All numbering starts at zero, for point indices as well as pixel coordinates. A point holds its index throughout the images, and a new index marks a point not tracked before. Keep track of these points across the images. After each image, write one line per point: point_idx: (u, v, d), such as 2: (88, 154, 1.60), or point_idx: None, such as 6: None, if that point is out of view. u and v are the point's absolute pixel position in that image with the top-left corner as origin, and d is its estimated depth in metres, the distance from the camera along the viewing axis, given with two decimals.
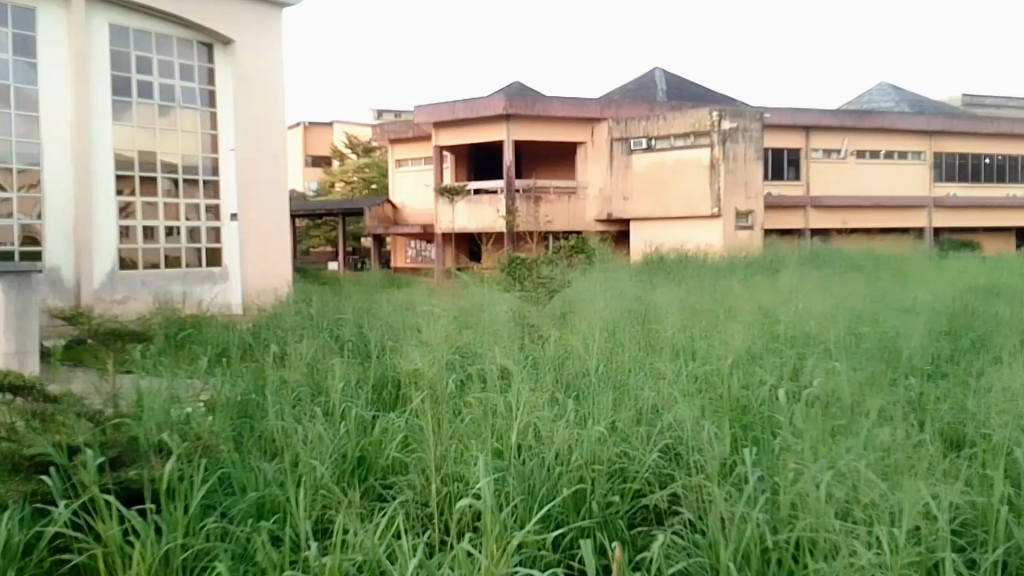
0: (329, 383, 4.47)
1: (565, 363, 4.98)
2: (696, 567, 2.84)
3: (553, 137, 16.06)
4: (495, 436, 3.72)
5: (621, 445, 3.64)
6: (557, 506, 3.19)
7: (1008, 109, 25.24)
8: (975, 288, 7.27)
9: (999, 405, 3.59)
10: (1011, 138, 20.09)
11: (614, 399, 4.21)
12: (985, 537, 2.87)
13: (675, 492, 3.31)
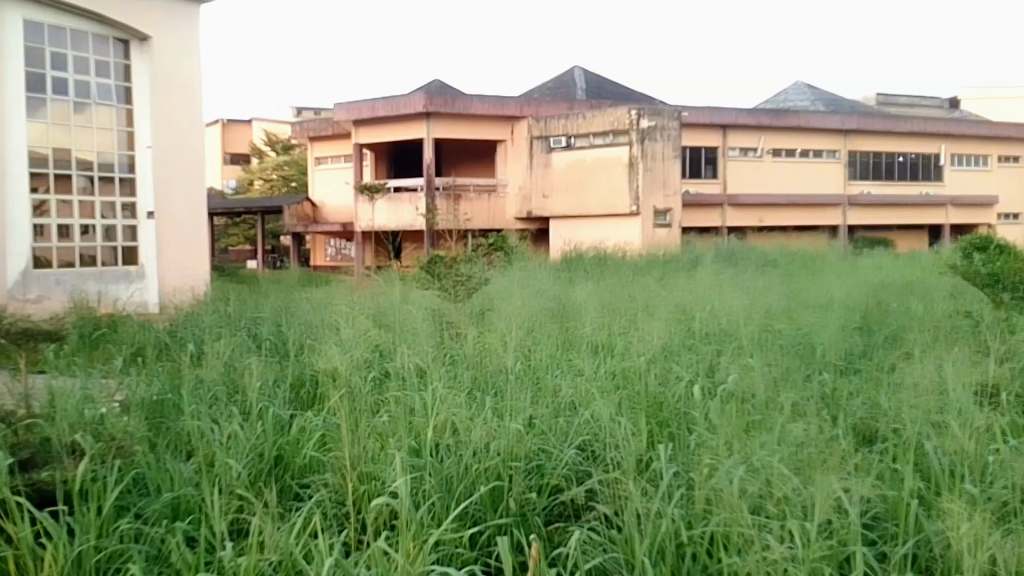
0: (246, 382, 4.33)
1: (484, 361, 4.91)
2: (613, 563, 2.81)
3: (474, 134, 15.95)
4: (412, 433, 3.64)
5: (539, 440, 3.58)
6: (475, 503, 3.13)
7: (918, 108, 25.91)
8: (888, 284, 7.41)
9: (907, 397, 3.62)
10: (923, 138, 20.55)
11: (533, 396, 4.16)
12: (895, 529, 2.88)
13: (592, 487, 3.27)
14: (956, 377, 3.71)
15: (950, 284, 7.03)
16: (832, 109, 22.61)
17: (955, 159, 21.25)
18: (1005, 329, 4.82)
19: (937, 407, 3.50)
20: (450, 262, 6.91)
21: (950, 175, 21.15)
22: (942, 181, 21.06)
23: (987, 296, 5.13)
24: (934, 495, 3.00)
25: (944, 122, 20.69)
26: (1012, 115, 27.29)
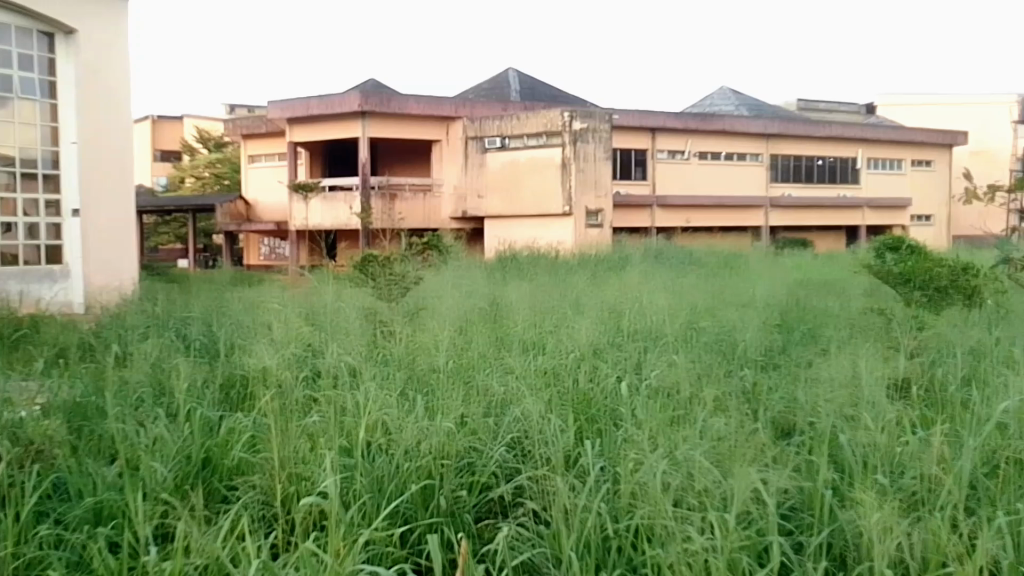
0: (173, 383, 4.28)
1: (415, 360, 4.92)
2: (541, 558, 2.86)
3: (409, 134, 15.84)
4: (342, 433, 3.64)
5: (469, 439, 3.61)
6: (406, 501, 3.15)
7: (838, 114, 26.61)
8: (806, 283, 7.63)
9: (823, 392, 3.72)
10: (839, 142, 21.14)
11: (464, 393, 4.19)
12: (811, 520, 2.97)
13: (520, 484, 3.31)
14: (869, 372, 3.83)
15: (868, 282, 7.25)
16: (757, 114, 23.08)
17: (871, 163, 21.87)
18: (915, 325, 5.00)
19: (851, 399, 3.61)
20: (385, 258, 6.92)
21: (866, 178, 21.77)
22: (857, 184, 21.70)
23: (900, 295, 5.31)
24: (847, 481, 3.09)
25: (861, 128, 21.27)
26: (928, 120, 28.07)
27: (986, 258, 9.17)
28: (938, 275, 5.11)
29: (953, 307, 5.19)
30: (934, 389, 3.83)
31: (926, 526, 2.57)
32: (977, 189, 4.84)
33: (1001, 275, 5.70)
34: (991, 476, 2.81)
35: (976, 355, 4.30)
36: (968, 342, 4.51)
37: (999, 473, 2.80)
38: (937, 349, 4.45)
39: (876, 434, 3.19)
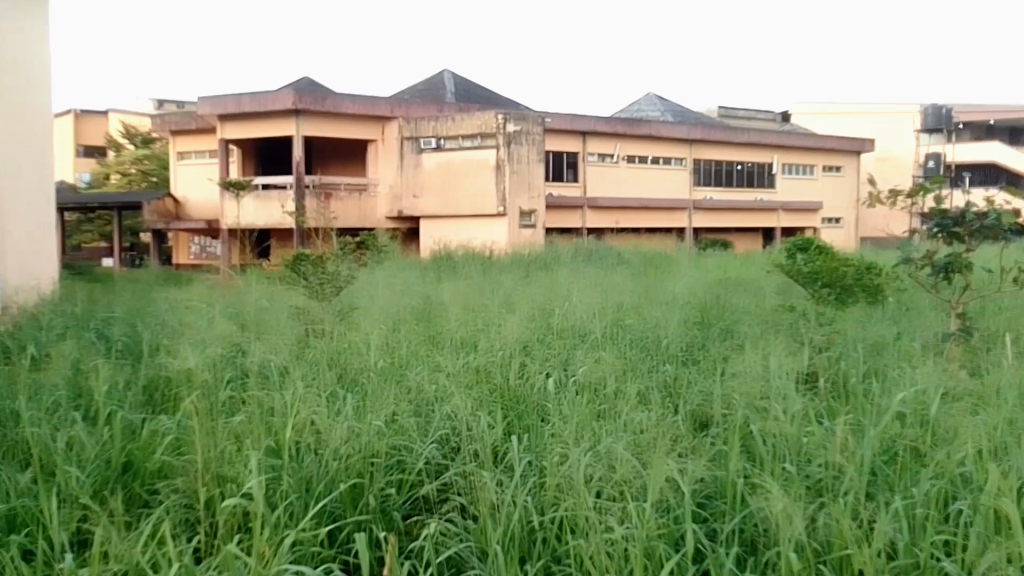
0: (92, 385, 4.28)
1: (343, 359, 4.97)
2: (468, 551, 2.95)
3: (344, 133, 15.76)
4: (270, 433, 3.67)
5: (399, 437, 3.67)
6: (334, 501, 3.20)
7: (757, 121, 27.28)
8: (726, 282, 7.88)
9: (737, 386, 3.87)
10: (757, 149, 21.93)
11: (395, 391, 4.26)
12: (724, 506, 3.08)
13: (448, 480, 3.39)
14: (779, 366, 3.99)
15: (780, 279, 7.52)
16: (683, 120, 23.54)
17: (785, 168, 22.74)
18: (824, 321, 5.21)
19: (762, 392, 3.76)
20: (317, 257, 6.93)
21: (782, 182, 22.56)
22: (773, 188, 22.45)
23: (810, 293, 5.53)
24: (758, 466, 3.21)
25: (778, 135, 22.09)
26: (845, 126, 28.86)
27: (891, 258, 9.58)
28: (846, 273, 5.36)
29: (857, 304, 5.45)
30: (839, 381, 4.02)
31: (828, 506, 2.68)
32: (880, 193, 5.07)
33: (900, 275, 6.03)
34: (891, 462, 2.94)
35: (876, 350, 4.52)
36: (870, 337, 4.74)
37: (897, 458, 2.94)
38: (844, 343, 4.65)
39: (785, 424, 3.33)
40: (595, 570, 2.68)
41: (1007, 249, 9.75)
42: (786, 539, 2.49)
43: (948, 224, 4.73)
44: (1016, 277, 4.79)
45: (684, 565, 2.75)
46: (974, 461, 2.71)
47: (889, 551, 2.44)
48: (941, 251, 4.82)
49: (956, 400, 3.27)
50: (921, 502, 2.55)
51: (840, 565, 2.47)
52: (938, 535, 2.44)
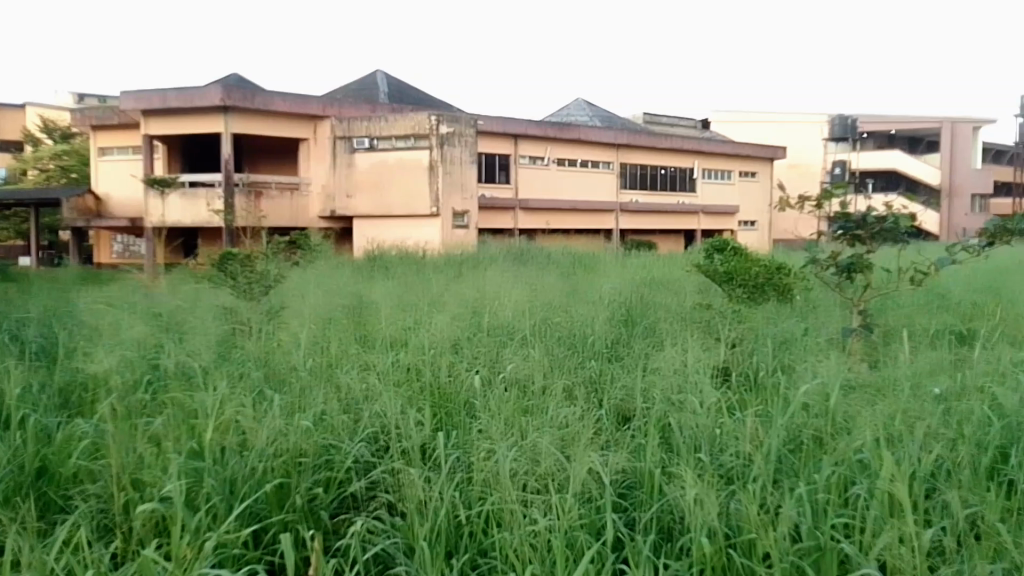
0: (5, 389, 4.26)
1: (271, 359, 5.00)
2: (394, 549, 2.97)
3: (274, 131, 15.57)
4: (193, 434, 3.62)
5: (327, 436, 3.66)
6: (260, 502, 3.16)
7: (681, 127, 27.79)
8: (652, 281, 8.06)
9: (656, 382, 4.00)
10: (678, 153, 22.68)
11: (324, 390, 4.28)
12: (643, 496, 3.15)
13: (375, 478, 3.39)
14: (695, 361, 4.16)
15: (701, 280, 7.71)
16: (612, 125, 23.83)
17: (706, 173, 23.79)
18: (739, 317, 5.42)
19: (681, 387, 3.90)
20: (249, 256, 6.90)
21: (702, 186, 23.59)
22: (694, 192, 23.41)
23: (725, 292, 5.73)
24: (676, 459, 3.30)
25: (698, 142, 23.04)
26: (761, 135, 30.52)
27: (803, 262, 9.96)
28: (757, 274, 5.59)
29: (769, 303, 5.69)
30: (750, 376, 4.21)
31: (738, 494, 2.80)
32: (789, 198, 5.27)
33: (809, 276, 6.30)
34: (797, 451, 3.10)
35: (785, 346, 4.73)
36: (779, 333, 4.97)
37: (802, 449, 3.09)
38: (755, 339, 4.85)
39: (699, 416, 3.45)
40: (518, 562, 2.73)
41: (910, 253, 10.21)
42: (699, 527, 2.59)
43: (850, 227, 4.97)
44: (914, 277, 5.07)
45: (604, 553, 2.79)
46: (872, 448, 2.88)
47: (795, 534, 2.57)
48: (845, 252, 5.07)
49: (856, 392, 3.45)
50: (822, 488, 2.71)
51: (748, 548, 2.57)
52: (838, 518, 2.58)
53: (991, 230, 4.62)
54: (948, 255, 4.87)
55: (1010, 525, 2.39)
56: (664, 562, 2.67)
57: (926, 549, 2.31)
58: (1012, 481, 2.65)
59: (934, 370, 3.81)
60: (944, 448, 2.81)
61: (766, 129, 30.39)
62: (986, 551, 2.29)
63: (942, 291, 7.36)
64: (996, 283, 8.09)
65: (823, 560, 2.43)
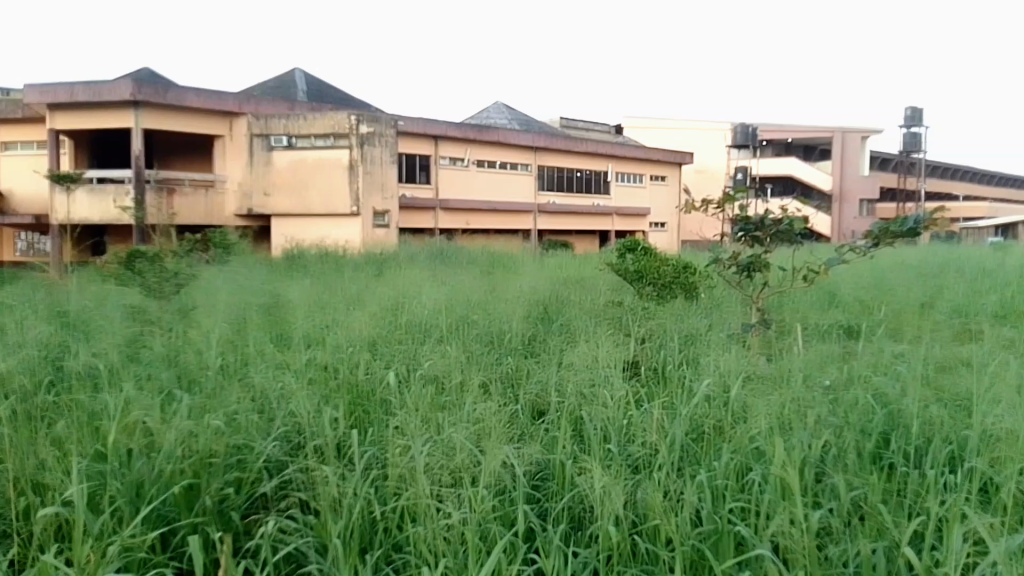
0: None
1: (182, 359, 4.96)
2: (308, 548, 2.74)
3: (189, 128, 15.21)
4: (97, 435, 3.48)
5: (238, 436, 3.42)
6: (166, 504, 2.90)
7: (596, 131, 28.19)
8: (566, 280, 8.21)
9: (569, 377, 4.13)
10: (592, 157, 23.18)
11: (235, 388, 4.24)
12: (554, 487, 3.14)
13: (286, 476, 3.17)
14: (607, 355, 4.35)
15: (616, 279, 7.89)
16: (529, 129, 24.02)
17: (619, 176, 24.49)
18: (646, 313, 5.65)
19: (592, 381, 4.05)
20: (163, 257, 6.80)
21: (616, 189, 24.28)
22: (607, 195, 24.01)
23: (635, 289, 6.00)
24: (589, 449, 3.37)
25: (612, 147, 23.66)
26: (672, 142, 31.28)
27: (705, 261, 10.34)
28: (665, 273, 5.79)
29: (676, 301, 5.91)
30: (657, 367, 4.41)
31: (644, 482, 2.92)
32: (695, 200, 5.45)
33: (712, 274, 6.54)
34: (699, 440, 3.29)
35: (690, 341, 4.92)
36: (684, 329, 5.17)
37: (702, 438, 3.28)
38: (663, 333, 5.07)
39: (609, 410, 3.59)
40: (430, 555, 2.58)
41: (803, 253, 10.69)
42: (608, 514, 2.69)
43: (750, 229, 5.21)
44: (807, 277, 5.35)
45: (516, 543, 2.72)
46: (766, 437, 3.08)
47: (695, 518, 2.73)
48: (745, 252, 5.33)
49: (754, 383, 3.68)
50: (721, 474, 2.88)
51: (652, 534, 2.69)
52: (735, 502, 2.75)
53: (876, 233, 4.91)
54: (838, 256, 5.14)
55: (891, 505, 2.58)
56: (573, 549, 2.69)
57: (814, 529, 2.44)
58: (894, 464, 2.84)
59: (824, 362, 4.04)
60: (832, 435, 3.02)
61: (675, 135, 31.22)
62: (868, 530, 2.46)
63: (831, 288, 7.74)
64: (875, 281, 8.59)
65: (722, 543, 2.56)
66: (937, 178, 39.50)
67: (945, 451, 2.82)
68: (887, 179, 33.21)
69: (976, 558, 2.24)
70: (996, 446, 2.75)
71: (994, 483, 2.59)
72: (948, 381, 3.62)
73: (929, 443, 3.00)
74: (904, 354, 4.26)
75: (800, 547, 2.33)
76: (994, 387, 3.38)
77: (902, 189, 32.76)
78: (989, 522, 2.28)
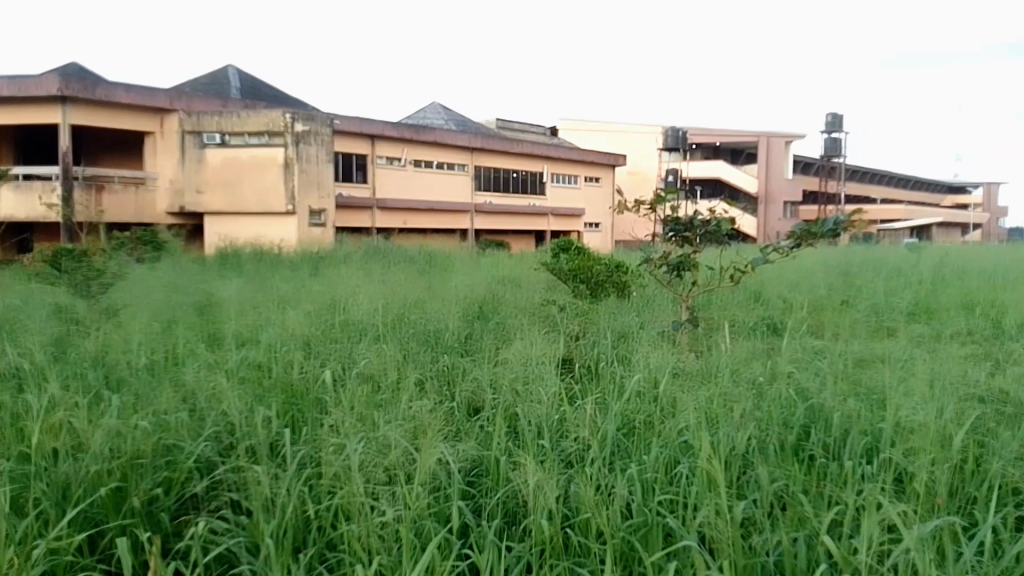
0: None
1: (110, 359, 4.89)
2: (239, 548, 2.72)
3: (120, 124, 14.77)
4: (21, 436, 3.44)
5: (168, 437, 3.37)
6: (94, 505, 2.86)
7: (532, 132, 28.35)
8: (501, 278, 8.30)
9: (503, 374, 4.19)
10: (528, 158, 23.36)
11: (165, 386, 4.21)
12: (488, 482, 3.18)
13: (216, 475, 3.14)
14: (540, 353, 4.43)
15: (548, 277, 8.01)
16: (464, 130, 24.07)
17: (554, 177, 24.73)
18: (580, 312, 5.74)
19: (526, 378, 4.12)
20: (92, 264, 6.71)
21: (551, 190, 24.50)
22: (543, 195, 24.21)
23: (569, 287, 6.08)
24: (522, 445, 3.41)
25: (546, 148, 23.87)
26: (605, 144, 31.63)
27: (634, 260, 10.54)
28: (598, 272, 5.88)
29: (608, 298, 6.02)
30: (589, 365, 4.51)
31: (576, 477, 2.98)
32: (627, 201, 5.54)
33: (644, 273, 6.66)
34: (630, 434, 3.38)
35: (622, 338, 5.03)
36: (616, 327, 5.28)
37: (632, 433, 3.35)
38: (596, 331, 5.18)
39: (542, 406, 3.65)
40: (365, 553, 2.59)
41: (728, 253, 10.95)
42: (539, 509, 2.74)
43: (680, 229, 5.34)
44: (733, 276, 5.50)
45: (451, 540, 2.74)
46: (693, 430, 3.18)
47: (626, 511, 2.80)
48: (674, 252, 5.45)
49: (682, 379, 3.80)
50: (651, 468, 2.97)
51: (583, 528, 2.75)
52: (664, 496, 2.82)
53: (798, 233, 5.06)
54: (762, 256, 5.28)
55: (811, 495, 2.69)
56: (506, 543, 2.74)
57: (739, 520, 2.52)
58: (816, 456, 2.96)
59: (749, 358, 4.16)
60: (756, 429, 3.13)
61: (608, 137, 31.55)
62: (791, 520, 2.55)
63: (756, 286, 7.94)
64: (791, 279, 8.87)
65: (650, 534, 2.63)
66: (856, 183, 40.62)
67: (861, 443, 2.95)
68: (811, 183, 34.05)
69: (891, 545, 2.34)
70: (909, 437, 2.87)
71: (907, 473, 2.71)
72: (866, 375, 3.77)
73: (847, 435, 3.13)
74: (824, 350, 4.41)
75: (724, 538, 2.41)
76: (906, 380, 3.54)
77: (824, 192, 33.62)
78: (902, 510, 2.39)
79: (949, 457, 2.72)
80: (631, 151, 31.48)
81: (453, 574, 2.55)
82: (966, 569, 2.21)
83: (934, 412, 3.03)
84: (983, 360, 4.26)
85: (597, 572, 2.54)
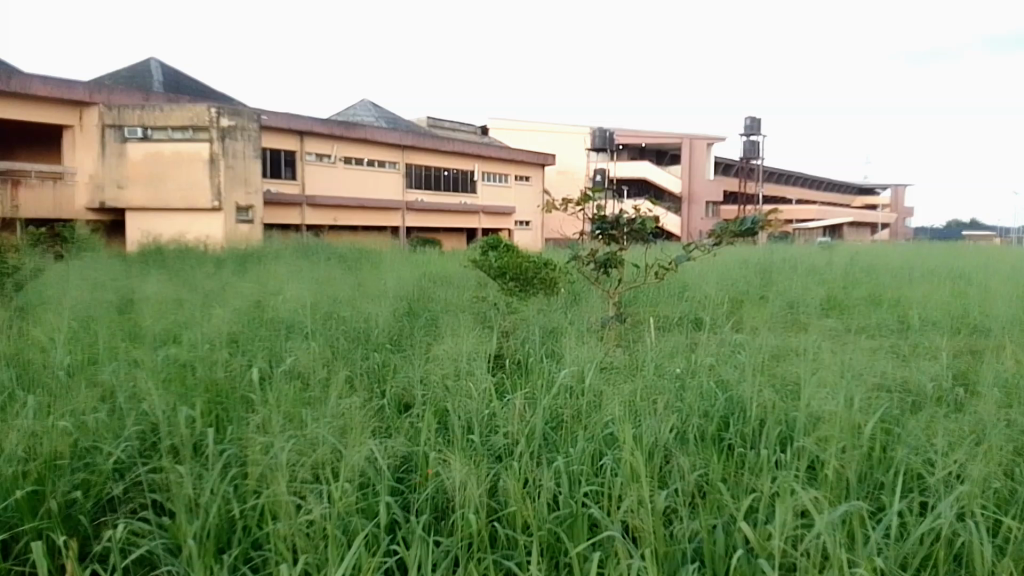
0: None
1: (27, 360, 4.80)
2: (162, 550, 2.71)
3: (34, 118, 14.33)
4: None
5: (86, 438, 3.34)
6: (8, 510, 2.82)
7: (462, 131, 28.42)
8: (432, 275, 8.35)
9: (433, 371, 4.25)
10: (458, 157, 23.41)
11: (86, 386, 4.15)
12: (417, 479, 3.22)
13: (137, 475, 3.11)
14: (471, 350, 4.50)
15: (478, 274, 8.08)
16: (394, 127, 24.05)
17: (484, 176, 24.79)
18: (511, 310, 5.82)
19: (456, 374, 4.18)
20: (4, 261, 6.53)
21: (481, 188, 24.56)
22: (472, 193, 24.29)
23: (498, 285, 6.15)
24: (452, 441, 3.46)
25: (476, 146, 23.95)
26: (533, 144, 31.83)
27: (560, 258, 10.71)
28: (526, 270, 5.98)
29: (536, 295, 6.11)
30: (519, 361, 4.59)
31: (504, 472, 3.03)
32: (558, 200, 5.62)
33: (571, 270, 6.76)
34: (557, 427, 3.47)
35: (551, 334, 5.15)
36: (546, 323, 5.40)
37: (559, 428, 3.44)
38: (526, 327, 5.27)
39: (472, 402, 3.71)
40: (291, 551, 2.59)
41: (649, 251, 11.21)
42: (467, 503, 2.79)
43: (607, 227, 5.45)
44: (657, 273, 5.64)
45: (378, 535, 2.78)
46: (616, 422, 3.29)
47: (552, 503, 2.87)
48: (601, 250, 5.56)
49: (609, 373, 3.92)
50: (577, 461, 3.06)
51: (509, 521, 2.80)
52: (588, 489, 2.91)
53: (719, 233, 5.21)
54: (685, 254, 5.44)
55: (728, 483, 2.81)
56: (432, 538, 2.77)
57: (660, 509, 2.60)
58: (733, 446, 3.09)
59: (673, 352, 4.30)
60: (678, 422, 3.25)
61: (534, 136, 31.77)
62: (708, 509, 2.65)
63: (678, 283, 8.11)
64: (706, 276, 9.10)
65: (576, 526, 2.71)
66: (773, 184, 41.56)
67: (776, 433, 3.09)
68: (731, 183, 34.73)
69: (803, 530, 2.44)
70: (822, 426, 3.01)
71: (820, 460, 2.84)
72: (782, 367, 3.92)
73: (762, 424, 3.27)
74: (742, 343, 4.58)
75: (646, 526, 2.48)
76: (819, 372, 3.70)
77: (744, 193, 34.33)
78: (813, 497, 2.50)
79: (858, 447, 2.87)
80: (558, 151, 31.72)
81: (380, 570, 2.58)
82: (876, 551, 2.33)
83: (844, 402, 3.18)
84: (889, 352, 4.46)
85: (523, 564, 2.60)
